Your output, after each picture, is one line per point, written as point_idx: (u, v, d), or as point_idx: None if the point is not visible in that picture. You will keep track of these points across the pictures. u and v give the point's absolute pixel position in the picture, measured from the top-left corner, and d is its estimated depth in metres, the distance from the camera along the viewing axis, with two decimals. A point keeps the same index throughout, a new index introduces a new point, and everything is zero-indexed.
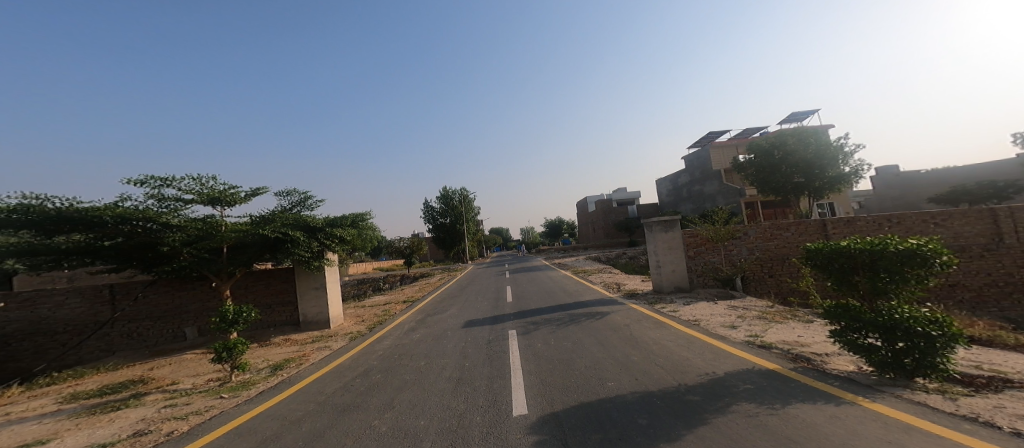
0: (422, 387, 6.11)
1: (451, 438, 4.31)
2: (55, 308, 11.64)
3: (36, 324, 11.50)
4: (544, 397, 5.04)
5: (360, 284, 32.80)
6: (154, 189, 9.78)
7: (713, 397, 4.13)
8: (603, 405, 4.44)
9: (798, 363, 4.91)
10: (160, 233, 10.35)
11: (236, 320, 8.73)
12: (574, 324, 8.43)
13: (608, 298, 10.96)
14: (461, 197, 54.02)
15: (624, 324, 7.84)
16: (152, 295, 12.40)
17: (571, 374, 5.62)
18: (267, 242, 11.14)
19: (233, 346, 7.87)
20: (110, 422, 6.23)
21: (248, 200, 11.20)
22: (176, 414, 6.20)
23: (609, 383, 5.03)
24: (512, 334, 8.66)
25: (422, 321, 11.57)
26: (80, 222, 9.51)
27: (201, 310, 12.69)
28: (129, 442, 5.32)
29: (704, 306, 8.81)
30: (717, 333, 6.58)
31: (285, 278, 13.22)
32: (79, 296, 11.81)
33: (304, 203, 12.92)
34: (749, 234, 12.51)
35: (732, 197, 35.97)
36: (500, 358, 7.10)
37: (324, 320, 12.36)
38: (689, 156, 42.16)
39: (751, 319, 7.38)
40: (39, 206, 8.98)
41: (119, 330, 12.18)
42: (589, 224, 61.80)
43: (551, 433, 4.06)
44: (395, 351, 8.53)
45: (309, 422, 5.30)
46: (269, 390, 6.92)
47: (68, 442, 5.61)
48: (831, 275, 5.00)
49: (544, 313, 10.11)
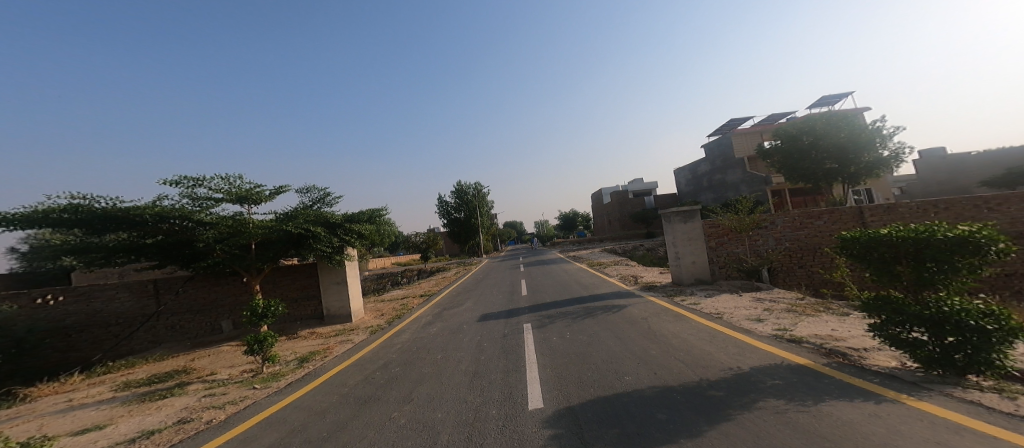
0: (439, 380, 6.13)
1: (467, 431, 4.30)
2: (108, 301, 12.00)
3: (92, 317, 11.85)
4: (560, 391, 4.99)
5: (381, 278, 33.43)
6: (188, 189, 9.98)
7: (737, 393, 4.03)
8: (621, 400, 4.40)
9: (833, 359, 4.78)
10: (195, 230, 10.57)
11: (267, 313, 8.88)
12: (589, 317, 8.36)
13: (625, 291, 10.86)
14: (477, 191, 54.12)
15: (641, 317, 7.75)
16: (192, 289, 12.73)
17: (591, 368, 5.55)
18: (290, 239, 11.27)
19: (264, 338, 8.01)
20: (158, 409, 6.40)
21: (272, 199, 11.38)
22: (215, 403, 6.33)
23: (626, 377, 4.96)
24: (527, 327, 8.64)
25: (439, 315, 11.62)
26: (124, 221, 9.80)
27: (234, 304, 12.91)
28: (174, 429, 5.45)
29: (726, 299, 8.65)
30: (742, 327, 6.44)
31: (309, 274, 13.40)
32: (128, 290, 12.16)
33: (323, 199, 13.02)
34: (777, 224, 12.22)
35: (757, 185, 35.45)
36: (515, 352, 7.07)
37: (346, 314, 12.49)
38: (709, 144, 41.40)
39: (779, 312, 7.23)
40: (87, 206, 9.25)
41: (164, 322, 12.53)
42: (604, 216, 61.43)
43: (568, 427, 4.03)
44: (414, 345, 8.58)
45: (333, 414, 5.33)
46: (297, 381, 7.03)
47: (121, 428, 5.78)
48: (870, 265, 4.86)
49: (560, 306, 10.08)
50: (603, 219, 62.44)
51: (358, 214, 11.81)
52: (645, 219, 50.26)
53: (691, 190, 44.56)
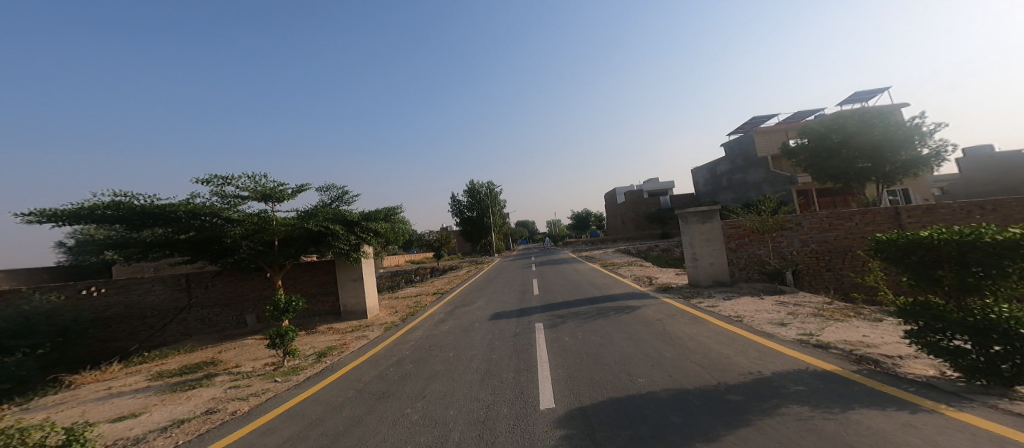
0: (452, 378, 6.13)
1: (479, 429, 4.28)
2: (145, 294, 12.14)
3: (131, 309, 12.00)
4: (571, 392, 4.96)
5: (395, 275, 33.70)
6: (217, 187, 10.13)
7: (758, 398, 3.95)
8: (634, 402, 4.34)
9: (863, 365, 4.65)
10: (223, 227, 10.71)
11: (287, 308, 8.96)
12: (602, 318, 8.30)
13: (640, 292, 10.75)
14: (489, 191, 54.10)
15: (656, 318, 7.66)
16: (220, 284, 12.99)
17: (605, 369, 5.50)
18: (310, 236, 11.38)
19: (285, 332, 8.09)
20: (188, 399, 6.52)
21: (294, 197, 11.49)
22: (239, 394, 6.43)
23: (641, 378, 4.89)
24: (538, 327, 8.60)
25: (452, 312, 11.66)
26: (160, 218, 9.99)
27: (259, 299, 13.20)
28: (201, 419, 5.53)
29: (747, 301, 8.51)
30: (764, 331, 6.32)
31: (327, 270, 13.55)
32: (163, 284, 12.33)
33: (342, 198, 13.11)
34: (803, 225, 11.94)
35: (780, 184, 34.90)
36: (525, 352, 7.04)
37: (361, 311, 12.58)
38: (730, 143, 40.82)
39: (805, 316, 7.08)
40: (127, 203, 9.42)
41: (195, 315, 12.78)
42: (618, 216, 61.03)
43: (579, 428, 3.99)
44: (427, 342, 8.62)
45: (348, 408, 5.36)
46: (315, 376, 7.09)
47: (154, 416, 5.92)
48: (909, 269, 4.73)
49: (570, 306, 10.01)
50: (617, 219, 62.04)
51: (374, 212, 11.85)
52: (660, 219, 49.96)
53: (710, 189, 44.03)
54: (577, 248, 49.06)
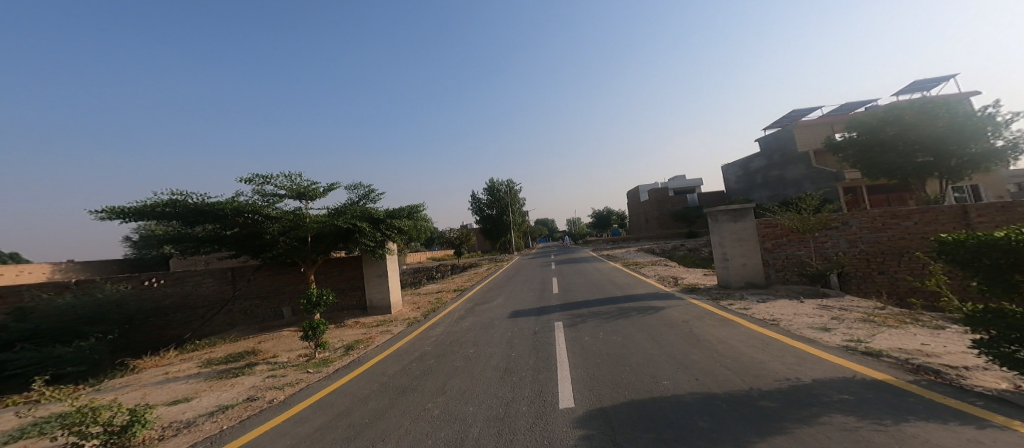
0: (471, 374, 6.12)
1: (500, 426, 4.26)
2: (197, 285, 12.63)
3: (185, 300, 12.46)
4: (591, 392, 4.89)
5: (417, 271, 34.01)
6: (258, 186, 10.42)
7: (796, 405, 3.79)
8: (657, 405, 4.24)
9: (921, 376, 4.44)
10: (263, 224, 10.99)
11: (319, 302, 9.11)
12: (624, 318, 8.18)
13: (665, 293, 10.55)
14: (508, 189, 54.12)
15: (682, 320, 7.49)
16: (261, 277, 13.36)
17: (626, 370, 5.40)
18: (339, 232, 11.56)
19: (317, 325, 8.23)
20: (231, 386, 6.75)
21: (326, 195, 11.71)
22: (277, 383, 6.61)
23: (665, 381, 4.77)
24: (557, 325, 8.55)
25: (472, 309, 11.70)
26: (210, 215, 10.37)
27: (294, 292, 13.60)
28: (242, 406, 5.73)
29: (784, 304, 8.24)
30: (806, 335, 6.10)
31: (354, 266, 13.76)
32: (212, 276, 12.82)
33: (369, 196, 13.25)
34: (851, 224, 11.38)
35: (823, 181, 33.89)
36: (544, 350, 7.00)
37: (386, 306, 12.71)
38: (764, 139, 39.65)
39: (852, 321, 6.80)
40: (181, 202, 9.83)
41: (239, 307, 13.16)
42: (641, 215, 60.23)
43: (599, 429, 3.91)
44: (447, 338, 8.66)
45: (374, 400, 5.42)
46: (342, 368, 7.19)
47: (203, 401, 6.18)
48: (978, 273, 4.39)
49: (591, 306, 9.89)
50: (640, 218, 61.22)
51: (399, 210, 11.94)
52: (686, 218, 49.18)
53: (744, 186, 43.07)
54: (599, 246, 48.67)
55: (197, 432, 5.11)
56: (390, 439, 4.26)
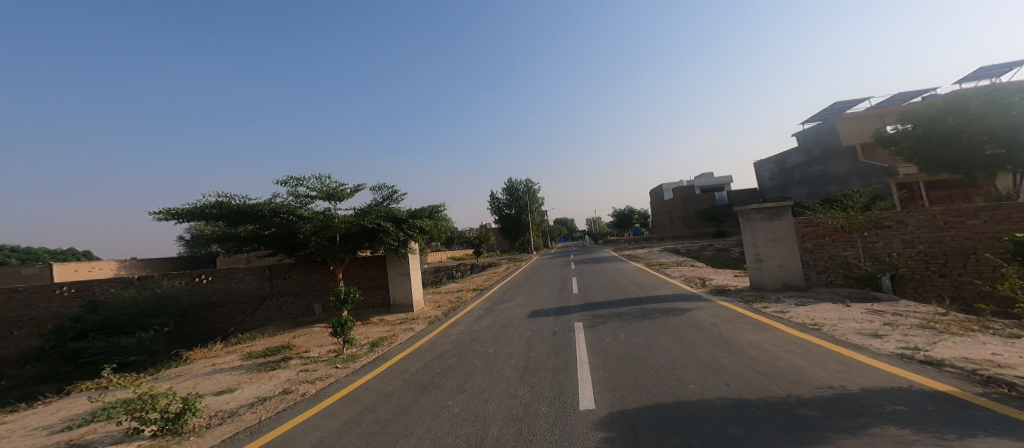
0: (491, 373, 6.06)
1: (519, 425, 4.21)
2: (239, 282, 13.70)
3: (230, 294, 13.58)
4: (613, 394, 4.78)
5: (438, 271, 34.22)
6: (291, 188, 10.65)
7: (841, 415, 3.56)
8: (682, 408, 4.13)
9: (992, 388, 3.92)
10: (297, 224, 11.24)
11: (346, 299, 9.24)
12: (647, 320, 8.00)
13: (692, 294, 10.33)
14: (526, 188, 54.06)
15: (710, 323, 7.27)
16: (294, 275, 13.96)
17: (650, 373, 5.26)
18: (364, 232, 11.70)
19: (345, 322, 8.37)
20: (268, 379, 7.00)
21: (353, 196, 11.86)
22: (310, 377, 6.78)
23: (691, 385, 4.63)
24: (578, 326, 8.44)
25: (490, 309, 11.64)
26: (250, 216, 10.72)
27: (324, 289, 14.03)
28: (278, 398, 5.92)
29: (827, 309, 7.68)
30: (853, 342, 5.58)
31: (379, 264, 13.92)
32: (252, 274, 13.79)
33: (392, 197, 13.34)
34: (906, 223, 10.31)
35: (870, 177, 32.54)
36: (565, 350, 6.91)
37: (409, 304, 12.78)
38: (802, 134, 38.52)
39: (907, 328, 6.16)
40: (225, 204, 10.21)
41: (276, 303, 13.91)
42: (665, 213, 59.21)
43: (622, 432, 3.82)
44: (467, 337, 8.63)
45: (398, 397, 5.43)
46: (367, 364, 7.26)
47: (244, 392, 6.44)
48: None
49: (612, 306, 9.74)
50: (664, 217, 60.11)
51: (421, 210, 12.00)
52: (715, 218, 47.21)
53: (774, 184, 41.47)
54: (620, 245, 48.21)
55: (238, 422, 5.33)
56: (411, 436, 4.25)
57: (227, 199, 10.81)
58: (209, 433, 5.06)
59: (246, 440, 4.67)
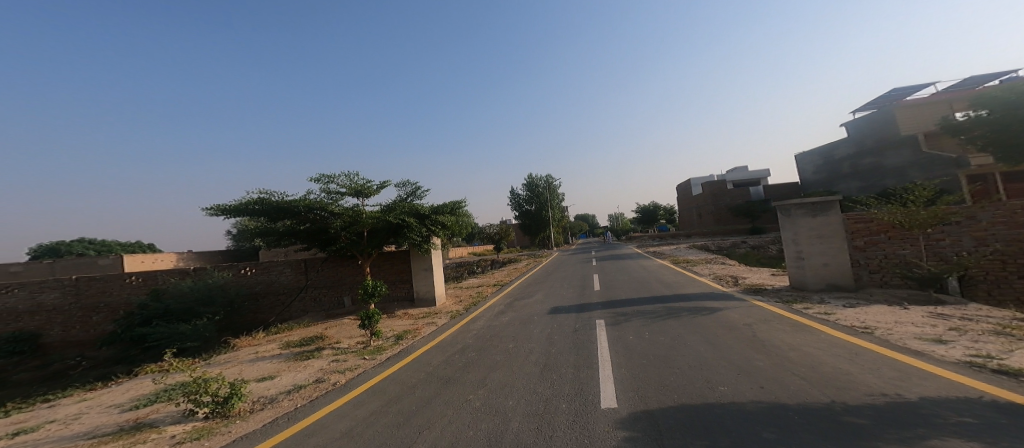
0: (511, 369, 6.02)
1: (539, 421, 4.16)
2: (278, 274, 14.45)
3: (271, 286, 14.40)
4: (636, 393, 4.67)
5: (459, 266, 34.41)
6: (323, 185, 10.85)
7: (891, 424, 3.32)
8: (712, 410, 4.00)
9: None
10: (329, 219, 11.45)
11: (373, 292, 9.34)
12: (673, 318, 7.84)
13: (722, 293, 10.07)
14: (546, 184, 54.06)
15: (743, 323, 7.03)
16: (326, 268, 14.34)
17: (676, 373, 5.13)
18: (390, 228, 11.83)
19: (371, 315, 8.47)
20: (302, 368, 7.14)
21: (379, 193, 12.00)
22: (341, 367, 6.87)
23: (721, 387, 4.48)
24: (599, 323, 8.31)
25: (511, 305, 11.58)
26: (287, 212, 10.99)
27: (354, 283, 14.27)
28: (312, 387, 6.02)
29: (884, 312, 7.18)
30: (912, 347, 5.22)
31: (403, 259, 14.06)
32: (289, 267, 14.44)
33: (416, 193, 13.43)
34: (980, 219, 9.38)
35: (931, 169, 29.90)
36: (586, 348, 6.81)
37: (432, 298, 12.86)
38: (850, 124, 36.93)
39: (979, 334, 5.72)
40: (265, 200, 10.51)
41: (310, 295, 14.40)
42: (693, 209, 57.76)
43: (645, 432, 3.73)
44: (488, 332, 8.61)
45: (421, 389, 5.43)
46: (393, 356, 7.31)
47: (282, 380, 6.58)
48: None
49: (635, 304, 9.60)
50: (692, 213, 58.62)
51: (443, 205, 12.04)
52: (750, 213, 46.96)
53: (825, 176, 40.45)
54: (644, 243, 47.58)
55: (275, 408, 5.43)
56: (434, 428, 4.24)
57: (267, 196, 11.18)
58: (251, 417, 5.18)
59: (283, 426, 4.75)
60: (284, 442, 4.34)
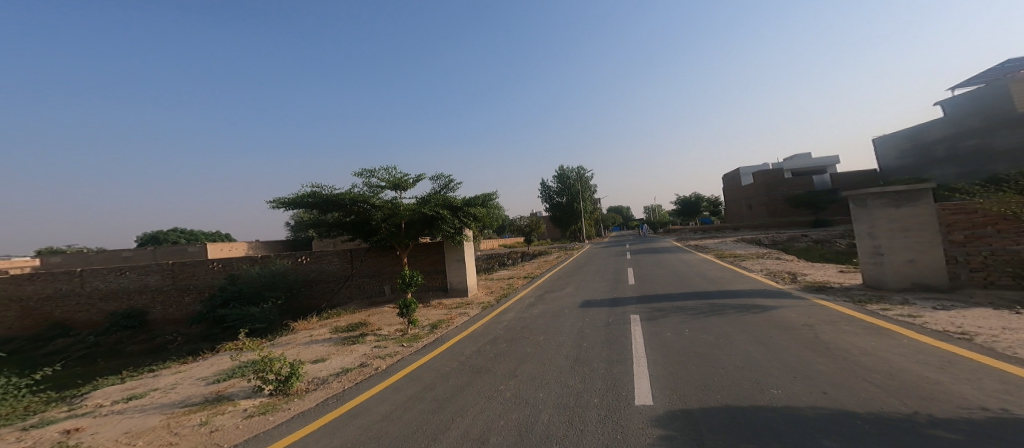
0: (542, 361, 5.90)
1: (569, 415, 4.01)
2: (327, 263, 14.98)
3: (322, 274, 14.98)
4: (673, 391, 4.46)
5: (489, 257, 34.56)
6: (364, 179, 11.01)
7: (981, 440, 2.98)
8: (761, 413, 3.75)
9: None
10: (369, 212, 11.63)
11: (410, 281, 9.40)
12: (718, 315, 7.52)
13: (769, 289, 9.61)
14: (578, 175, 53.45)
15: (795, 323, 6.63)
16: (369, 258, 14.59)
17: (718, 372, 4.87)
18: (425, 219, 11.91)
19: (407, 304, 8.54)
20: (347, 352, 7.26)
21: (415, 186, 12.06)
22: (382, 353, 6.95)
23: (770, 389, 4.20)
24: (635, 318, 8.07)
25: (541, 297, 11.47)
26: (335, 205, 11.24)
27: (393, 272, 14.40)
28: (357, 370, 6.09)
29: (982, 316, 6.33)
30: (1015, 355, 4.67)
31: (437, 250, 14.17)
32: (337, 256, 14.94)
33: (449, 186, 13.43)
34: None
35: None
36: (620, 342, 6.60)
37: (464, 289, 12.90)
38: (945, 102, 34.11)
39: None
40: (315, 194, 10.80)
41: (355, 284, 14.74)
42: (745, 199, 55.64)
43: (683, 431, 3.54)
44: (518, 324, 8.52)
45: (454, 378, 5.40)
46: (429, 345, 7.33)
47: (331, 363, 6.70)
48: None
49: (672, 299, 9.31)
50: (744, 205, 56.32)
51: (474, 198, 11.98)
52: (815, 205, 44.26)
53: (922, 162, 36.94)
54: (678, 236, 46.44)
55: (326, 389, 5.53)
56: (468, 416, 4.17)
57: (319, 189, 11.45)
58: (306, 397, 5.28)
59: (333, 406, 4.81)
60: (332, 422, 4.37)
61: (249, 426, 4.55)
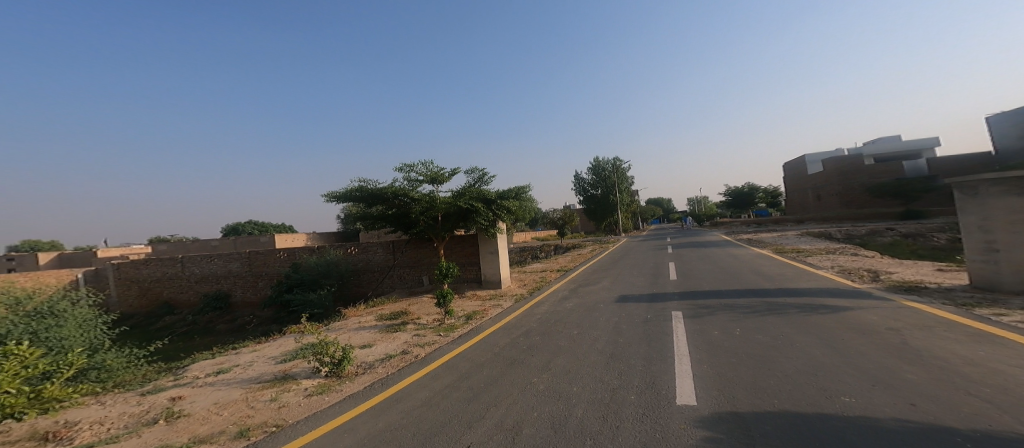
0: (577, 355, 5.69)
1: (605, 411, 3.81)
2: (373, 254, 15.27)
3: (368, 264, 15.31)
4: (721, 393, 4.16)
5: (523, 250, 34.49)
6: (404, 173, 11.12)
7: None
8: (829, 422, 3.41)
9: None
10: (408, 205, 11.69)
11: (447, 273, 9.37)
12: (770, 315, 7.07)
13: (832, 289, 8.98)
14: (614, 166, 52.45)
15: (856, 326, 6.13)
16: (408, 250, 14.62)
17: (773, 376, 4.51)
18: (460, 212, 11.87)
19: (444, 295, 8.52)
20: (388, 340, 7.29)
21: (451, 179, 12.05)
22: (422, 341, 6.93)
23: (834, 397, 3.84)
24: (676, 315, 7.73)
25: (574, 290, 11.25)
26: (379, 199, 11.39)
27: (432, 263, 14.35)
28: (399, 357, 6.08)
29: None
30: None
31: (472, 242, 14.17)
32: (381, 247, 15.16)
33: (482, 179, 13.32)
34: None
35: None
36: (659, 339, 6.30)
37: (498, 281, 12.83)
38: None
39: None
40: (361, 187, 11.02)
41: (397, 274, 14.91)
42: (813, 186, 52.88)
43: (730, 434, 3.28)
44: (552, 317, 8.34)
45: (488, 368, 5.28)
46: (464, 335, 7.26)
47: (376, 349, 6.73)
48: None
49: (716, 296, 8.87)
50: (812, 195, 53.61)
51: (507, 191, 11.80)
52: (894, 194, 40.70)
53: None
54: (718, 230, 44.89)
55: (372, 373, 5.53)
56: (502, 406, 4.04)
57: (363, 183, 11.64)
58: (356, 380, 5.29)
59: (378, 390, 4.79)
60: (376, 406, 4.34)
61: (310, 404, 4.60)
